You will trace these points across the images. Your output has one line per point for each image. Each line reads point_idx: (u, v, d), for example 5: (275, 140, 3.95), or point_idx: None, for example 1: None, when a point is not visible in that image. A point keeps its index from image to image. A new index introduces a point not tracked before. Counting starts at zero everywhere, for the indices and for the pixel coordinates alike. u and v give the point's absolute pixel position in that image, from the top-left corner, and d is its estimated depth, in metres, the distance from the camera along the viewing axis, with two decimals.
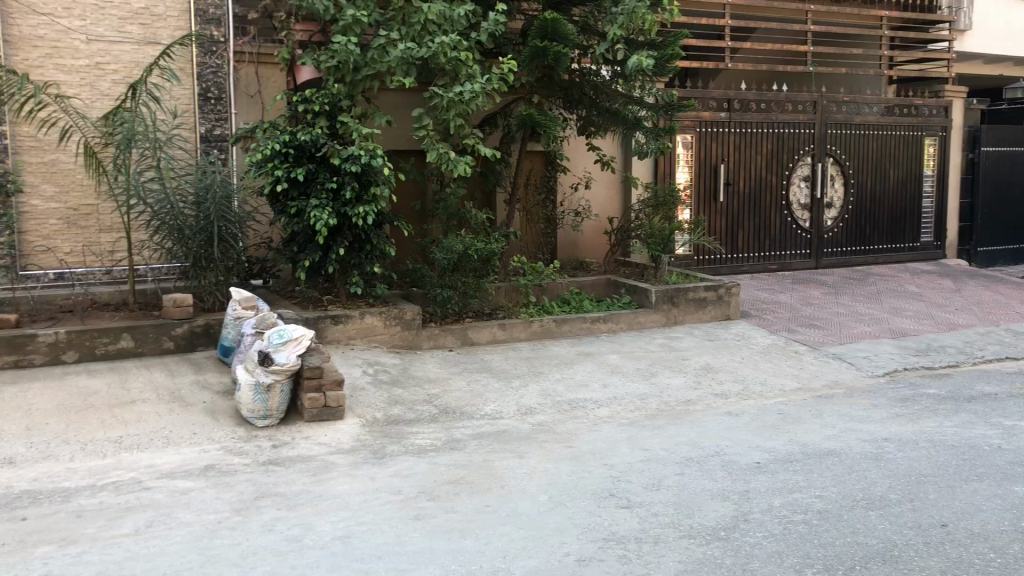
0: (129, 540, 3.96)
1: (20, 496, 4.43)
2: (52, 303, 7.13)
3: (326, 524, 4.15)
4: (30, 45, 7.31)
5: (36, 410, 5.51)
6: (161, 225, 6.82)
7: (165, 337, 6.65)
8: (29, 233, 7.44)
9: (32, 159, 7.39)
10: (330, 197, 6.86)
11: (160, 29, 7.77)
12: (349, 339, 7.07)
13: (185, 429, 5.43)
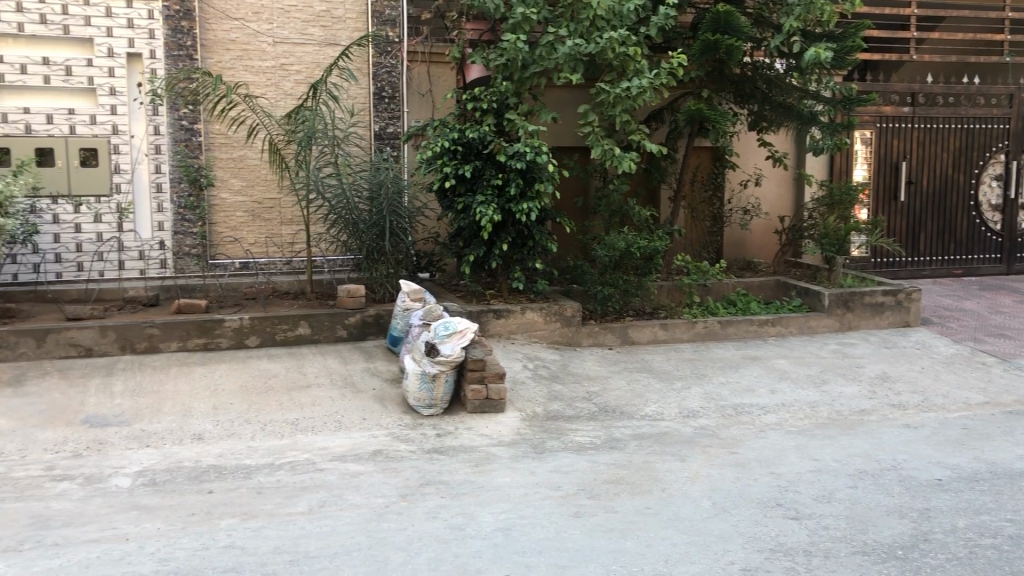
0: (304, 518, 4.15)
1: (207, 470, 4.74)
2: (237, 291, 7.66)
3: (488, 515, 4.21)
4: (223, 48, 7.80)
5: (221, 390, 5.88)
6: (338, 218, 7.12)
7: (338, 326, 6.95)
8: (218, 225, 7.94)
9: (223, 155, 7.89)
10: (495, 193, 6.95)
11: (340, 31, 8.13)
12: (511, 333, 7.16)
13: (355, 414, 5.65)
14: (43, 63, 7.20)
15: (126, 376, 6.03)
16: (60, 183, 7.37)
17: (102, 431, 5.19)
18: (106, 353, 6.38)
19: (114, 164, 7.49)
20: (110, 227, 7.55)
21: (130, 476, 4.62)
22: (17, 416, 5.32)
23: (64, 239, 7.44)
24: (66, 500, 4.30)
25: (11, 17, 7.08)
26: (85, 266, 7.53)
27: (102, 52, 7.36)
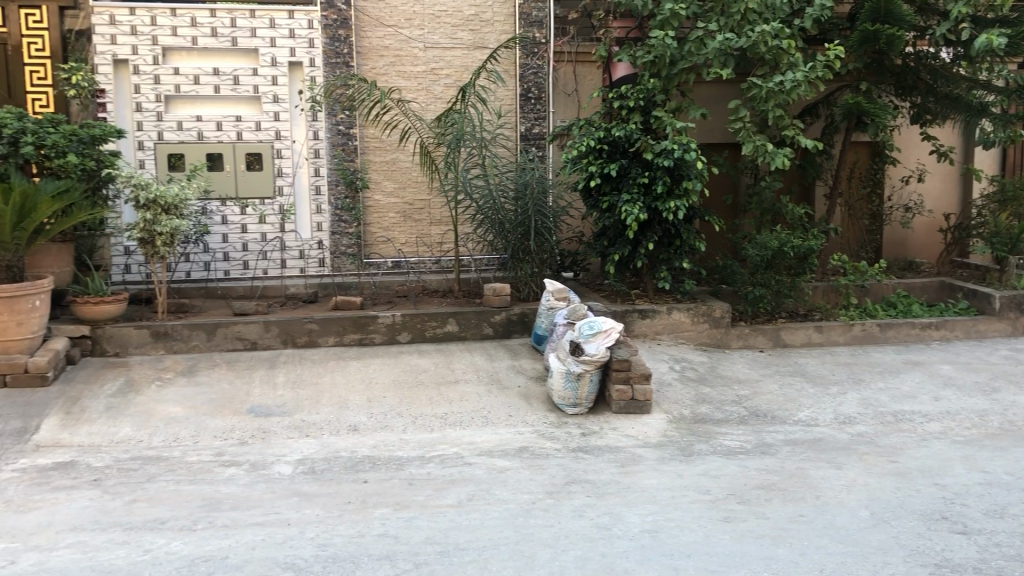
0: (453, 511, 4.25)
1: (362, 461, 4.93)
2: (390, 289, 7.90)
3: (635, 516, 4.18)
4: (377, 55, 8.09)
5: (375, 384, 6.11)
6: (485, 219, 7.24)
7: (485, 324, 7.07)
8: (372, 225, 8.24)
9: (376, 158, 8.19)
10: (641, 192, 6.90)
11: (488, 34, 8.28)
12: (657, 334, 7.09)
13: (502, 410, 5.73)
14: (214, 74, 7.67)
15: (288, 368, 6.35)
16: (228, 186, 7.83)
17: (266, 420, 5.48)
18: (270, 346, 6.75)
19: (276, 168, 7.90)
20: (274, 227, 7.96)
21: (291, 464, 4.86)
22: (191, 404, 5.69)
23: (231, 239, 7.90)
24: (234, 485, 4.57)
25: (186, 31, 7.55)
26: (251, 264, 7.96)
27: (267, 61, 7.75)
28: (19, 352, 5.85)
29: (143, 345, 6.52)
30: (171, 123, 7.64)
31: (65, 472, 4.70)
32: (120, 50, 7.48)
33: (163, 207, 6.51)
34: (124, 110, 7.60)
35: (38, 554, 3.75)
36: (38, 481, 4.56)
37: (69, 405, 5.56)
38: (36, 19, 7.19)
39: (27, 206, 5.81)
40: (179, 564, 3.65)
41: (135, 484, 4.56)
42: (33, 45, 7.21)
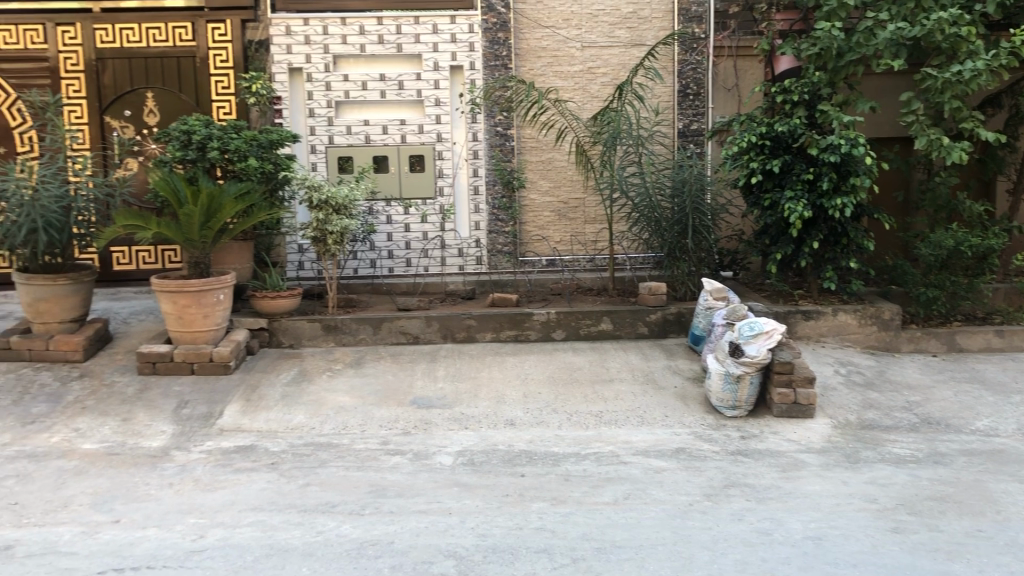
0: (610, 509, 4.27)
1: (519, 455, 5.03)
2: (545, 287, 8.01)
3: (796, 523, 4.07)
4: (535, 56, 8.21)
5: (531, 380, 6.20)
6: (641, 217, 7.20)
7: (641, 322, 7.04)
8: (528, 224, 8.38)
9: (533, 158, 8.32)
10: (806, 188, 6.70)
11: (646, 31, 8.22)
12: (820, 336, 6.86)
13: (658, 410, 5.70)
14: (380, 79, 8.00)
15: (447, 362, 6.55)
16: (393, 187, 8.14)
17: (428, 412, 5.68)
18: (430, 341, 6.98)
19: (438, 168, 8.14)
20: (434, 226, 8.22)
21: (451, 455, 5.02)
22: (358, 394, 5.97)
23: (395, 238, 8.22)
24: (398, 473, 4.77)
25: (355, 39, 7.91)
26: (413, 261, 8.26)
27: (430, 66, 7.99)
28: (205, 343, 6.32)
29: (315, 338, 6.90)
30: (341, 128, 8.03)
31: (246, 455, 5.04)
32: (295, 59, 7.92)
33: (333, 207, 6.86)
34: (299, 117, 8.05)
35: (224, 530, 4.05)
36: (222, 462, 4.92)
37: (248, 392, 5.95)
38: (221, 32, 7.79)
39: (214, 208, 6.29)
40: (349, 546, 3.85)
41: (308, 469, 4.83)
42: (218, 56, 7.82)
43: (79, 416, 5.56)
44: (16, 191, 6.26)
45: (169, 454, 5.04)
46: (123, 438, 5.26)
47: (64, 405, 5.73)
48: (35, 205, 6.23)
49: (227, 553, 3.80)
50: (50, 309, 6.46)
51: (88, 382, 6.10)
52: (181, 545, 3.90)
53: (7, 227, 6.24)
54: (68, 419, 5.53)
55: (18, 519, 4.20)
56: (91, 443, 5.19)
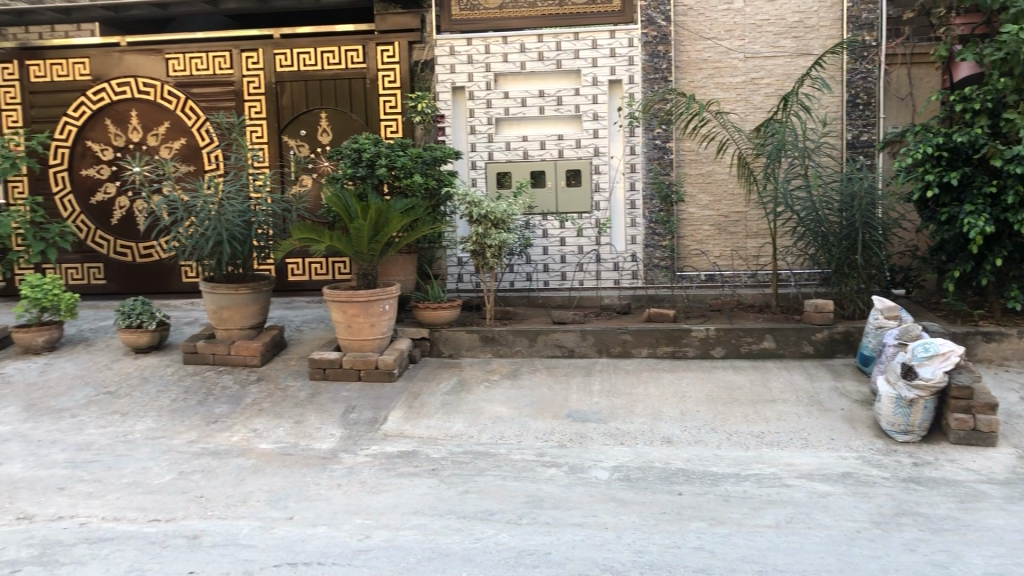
0: (772, 531, 4.15)
1: (677, 473, 4.96)
2: (704, 302, 7.88)
3: (976, 557, 3.82)
4: (696, 68, 8.13)
5: (689, 398, 6.11)
6: (806, 231, 6.96)
7: (805, 341, 6.80)
8: (686, 238, 8.29)
9: (693, 171, 8.24)
10: (987, 202, 6.32)
11: (813, 40, 7.96)
12: (1003, 359, 6.42)
13: (823, 433, 5.49)
14: (540, 96, 8.13)
15: (603, 377, 6.56)
16: (550, 202, 8.24)
17: (583, 426, 5.70)
18: (586, 354, 7.00)
19: (595, 183, 8.17)
20: (591, 240, 8.25)
21: (607, 470, 5.01)
22: (515, 405, 6.06)
23: (551, 251, 8.31)
24: (555, 485, 4.81)
25: (516, 57, 8.07)
26: (569, 275, 8.31)
27: (588, 81, 8.05)
28: (370, 351, 6.60)
29: (474, 348, 7.07)
30: (500, 144, 8.20)
31: (409, 460, 5.21)
32: (458, 78, 8.15)
33: (493, 221, 7.01)
34: (460, 134, 8.29)
35: (388, 532, 4.21)
36: (386, 466, 5.11)
37: (411, 399, 6.16)
38: (389, 54, 8.15)
39: (382, 222, 6.55)
40: (507, 554, 3.91)
41: (467, 476, 4.95)
42: (387, 77, 8.18)
43: (256, 417, 5.93)
44: (205, 207, 6.79)
45: (338, 456, 5.29)
46: (296, 439, 5.56)
47: (243, 407, 6.13)
48: (220, 220, 6.72)
49: (391, 554, 3.95)
50: (232, 316, 6.92)
51: (265, 385, 6.50)
52: (348, 544, 4.08)
53: (196, 240, 6.74)
54: (247, 419, 5.90)
55: (203, 511, 4.52)
56: (267, 443, 5.51)
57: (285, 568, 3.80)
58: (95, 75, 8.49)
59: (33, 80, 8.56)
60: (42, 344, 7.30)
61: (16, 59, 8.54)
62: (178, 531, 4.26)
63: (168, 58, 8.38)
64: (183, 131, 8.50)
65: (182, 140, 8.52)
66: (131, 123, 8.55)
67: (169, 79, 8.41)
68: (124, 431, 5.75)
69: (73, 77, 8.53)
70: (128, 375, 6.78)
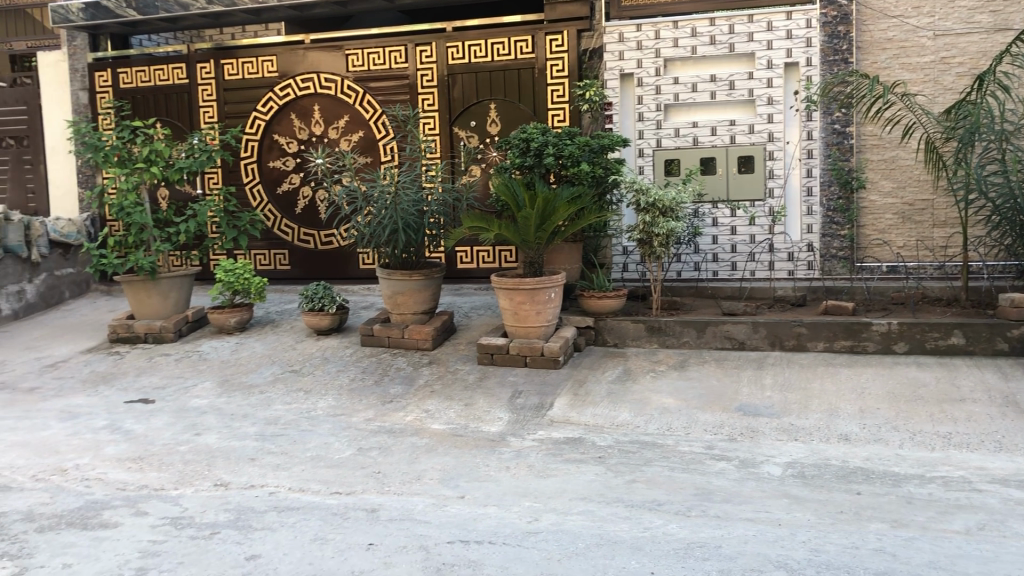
0: (962, 538, 3.90)
1: (855, 471, 4.75)
2: (885, 295, 7.42)
3: None
4: (879, 48, 7.72)
5: (868, 395, 5.83)
6: (1002, 220, 6.50)
7: (998, 338, 6.35)
8: (866, 227, 7.92)
9: (875, 156, 7.84)
10: None
11: (1013, 14, 7.44)
12: None
13: (1019, 436, 5.10)
14: (711, 80, 7.94)
15: (776, 370, 6.36)
16: (721, 189, 8.05)
17: (755, 420, 5.55)
18: (758, 347, 6.81)
19: (769, 169, 7.91)
20: (763, 229, 8.01)
21: (780, 465, 4.86)
22: (683, 397, 5.97)
23: (721, 240, 8.13)
24: (725, 478, 4.71)
25: (686, 41, 7.92)
26: (739, 265, 8.10)
27: (763, 64, 7.80)
28: (536, 338, 6.67)
29: (639, 338, 7.02)
30: (669, 131, 8.08)
31: (575, 446, 5.25)
32: (627, 65, 8.11)
33: (661, 209, 6.92)
34: (628, 121, 8.23)
35: (556, 516, 4.26)
36: (553, 452, 5.16)
37: (576, 387, 6.20)
38: (558, 43, 8.18)
39: (549, 210, 6.61)
40: (677, 545, 3.87)
41: (635, 465, 4.93)
42: (555, 66, 8.21)
43: (428, 398, 6.13)
44: (382, 196, 7.10)
45: (506, 439, 5.39)
46: (466, 421, 5.71)
47: (416, 388, 6.35)
48: (396, 209, 7.00)
49: (561, 537, 3.99)
50: (406, 302, 7.19)
51: (436, 368, 6.71)
52: (518, 525, 4.15)
53: (373, 228, 7.04)
54: (419, 400, 6.11)
55: (380, 486, 4.72)
56: (439, 423, 5.69)
57: (458, 545, 3.92)
58: (281, 71, 9.00)
59: (226, 77, 9.17)
60: (234, 324, 7.83)
61: (212, 58, 9.17)
62: (358, 504, 4.47)
63: (348, 53, 8.77)
64: (361, 124, 8.87)
65: (359, 133, 8.89)
66: (314, 117, 9.01)
67: (349, 74, 8.80)
68: (307, 408, 6.09)
69: (261, 74, 9.06)
70: (310, 356, 7.17)
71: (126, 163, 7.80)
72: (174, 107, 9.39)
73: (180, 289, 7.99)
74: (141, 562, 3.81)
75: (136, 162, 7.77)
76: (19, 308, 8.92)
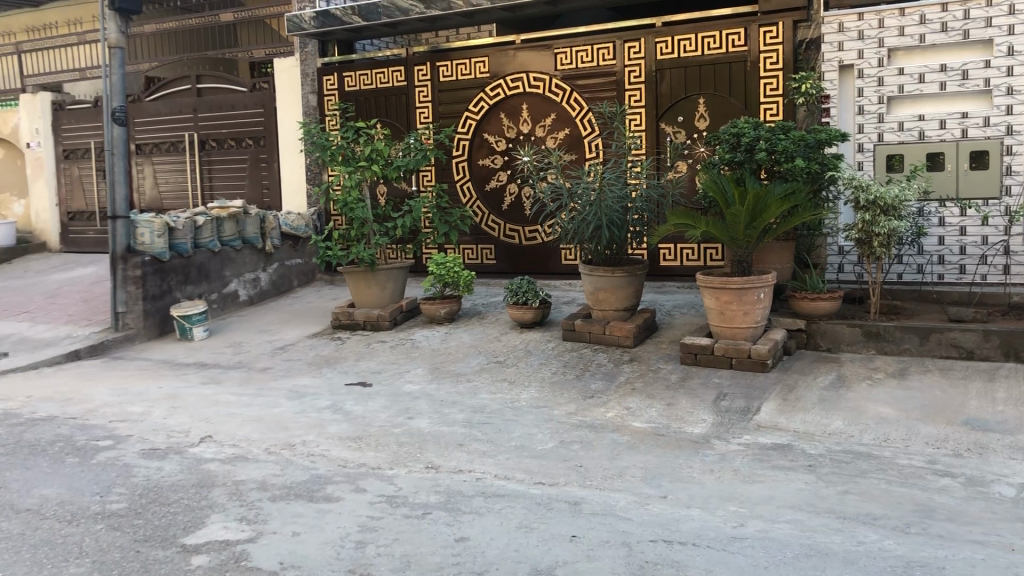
0: None
1: None
2: None
3: None
4: None
5: None
6: None
7: None
8: None
9: None
10: None
11: None
12: None
13: None
14: (941, 70, 7.41)
15: (1009, 384, 5.86)
16: (950, 186, 7.50)
17: (984, 435, 5.15)
18: (988, 357, 6.31)
19: (1005, 165, 7.31)
20: (997, 230, 7.41)
21: (1013, 486, 4.48)
22: (903, 407, 5.63)
23: (948, 241, 7.59)
24: (949, 496, 4.40)
25: (914, 29, 7.44)
26: (969, 268, 7.54)
27: (1002, 51, 7.20)
28: (744, 339, 6.51)
29: (855, 344, 6.68)
30: (892, 124, 7.63)
31: (784, 453, 5.08)
32: (846, 56, 7.71)
33: (882, 207, 6.54)
34: (847, 114, 7.82)
35: (762, 523, 4.14)
36: (760, 457, 5.02)
37: (785, 392, 5.99)
38: (773, 35, 7.96)
39: (760, 208, 6.41)
40: (895, 563, 3.67)
41: (848, 476, 4.71)
42: (769, 59, 7.99)
43: (629, 396, 6.13)
44: (587, 192, 7.15)
45: (710, 441, 5.30)
46: (669, 421, 5.67)
47: (617, 385, 6.37)
48: (601, 206, 7.02)
49: (768, 545, 3.88)
50: (608, 298, 7.21)
51: (638, 366, 6.70)
52: (723, 529, 4.08)
53: (578, 224, 7.12)
54: (621, 397, 6.13)
55: (583, 479, 4.78)
56: (641, 421, 5.68)
57: (661, 545, 3.90)
58: (493, 72, 9.27)
59: (441, 79, 9.57)
60: (444, 315, 8.17)
61: (428, 61, 9.60)
62: (563, 496, 4.55)
63: (557, 52, 8.91)
64: (568, 122, 8.98)
65: (566, 130, 9.00)
66: (523, 116, 9.22)
67: (557, 73, 8.93)
68: (512, 399, 6.26)
69: (474, 74, 9.38)
70: (514, 348, 7.35)
71: (350, 162, 8.31)
72: (393, 107, 9.91)
73: (396, 280, 8.43)
74: (361, 535, 4.07)
75: (359, 161, 8.26)
76: (255, 294, 9.72)
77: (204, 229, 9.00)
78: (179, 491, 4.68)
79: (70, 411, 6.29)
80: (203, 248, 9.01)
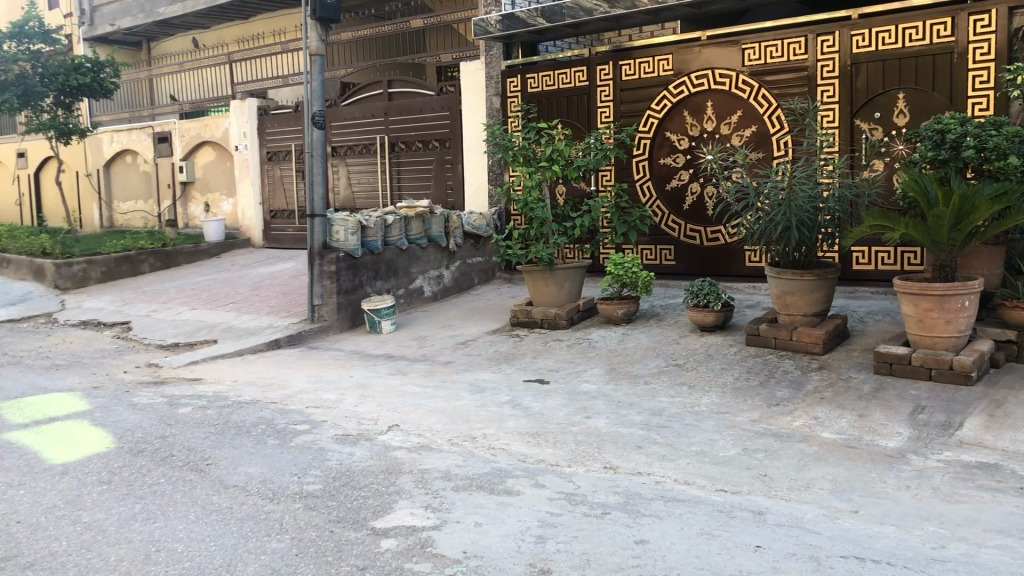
0: None
1: None
2: None
3: None
4: None
5: None
6: None
7: None
8: None
9: None
10: None
11: None
12: None
13: None
14: None
15: None
16: None
17: None
18: None
19: None
20: None
21: None
22: None
23: None
24: None
25: None
26: None
27: None
28: (946, 349, 6.09)
29: None
30: None
31: (991, 473, 4.72)
32: None
33: None
34: None
35: (966, 546, 3.87)
36: (963, 476, 4.69)
37: (992, 407, 5.56)
38: (984, 23, 7.41)
39: (966, 209, 6.00)
40: None
41: None
42: (979, 49, 7.45)
43: (818, 405, 5.88)
44: (775, 191, 6.92)
45: (907, 456, 5.00)
46: (861, 433, 5.39)
47: (804, 393, 6.12)
48: (789, 205, 6.78)
49: (972, 570, 3.62)
50: (796, 302, 6.95)
51: (827, 374, 6.41)
52: (922, 549, 3.84)
53: (765, 224, 6.92)
54: (809, 406, 5.89)
55: (767, 489, 4.63)
56: (830, 432, 5.44)
57: (852, 562, 3.72)
58: (676, 69, 9.16)
59: (623, 78, 9.54)
60: (622, 315, 8.13)
61: (611, 61, 9.60)
62: (746, 504, 4.43)
63: (745, 47, 8.70)
64: (755, 119, 8.72)
65: (753, 127, 8.74)
66: (707, 114, 9.03)
67: (745, 68, 8.71)
68: (692, 402, 6.16)
69: (657, 72, 9.30)
70: (694, 351, 7.22)
71: (532, 162, 8.45)
72: (575, 107, 9.98)
73: (574, 280, 8.49)
74: (541, 530, 4.12)
75: (540, 161, 8.38)
76: (438, 290, 10.06)
77: (394, 227, 9.40)
78: (369, 477, 4.91)
79: (271, 396, 6.73)
80: (392, 245, 9.42)
